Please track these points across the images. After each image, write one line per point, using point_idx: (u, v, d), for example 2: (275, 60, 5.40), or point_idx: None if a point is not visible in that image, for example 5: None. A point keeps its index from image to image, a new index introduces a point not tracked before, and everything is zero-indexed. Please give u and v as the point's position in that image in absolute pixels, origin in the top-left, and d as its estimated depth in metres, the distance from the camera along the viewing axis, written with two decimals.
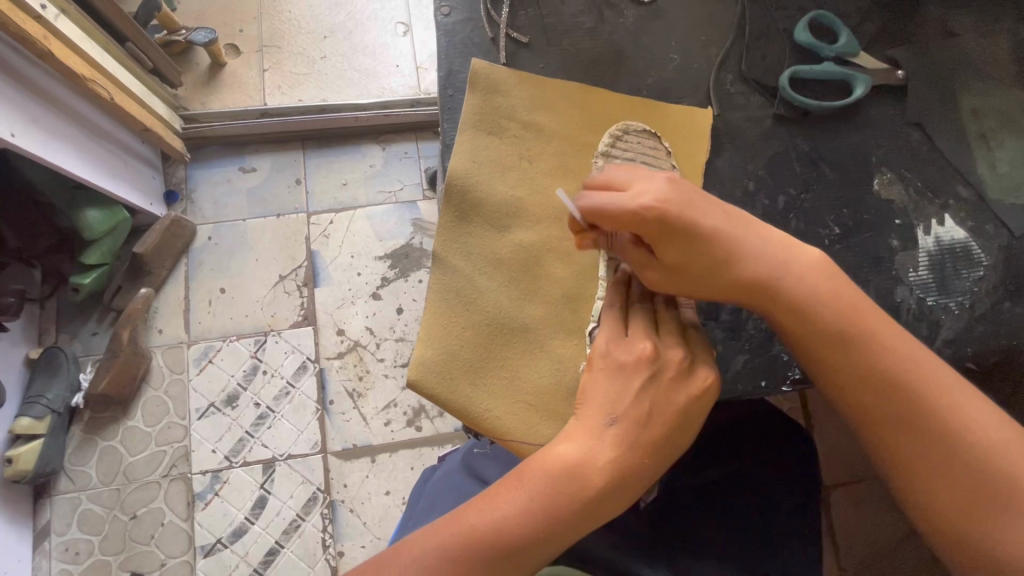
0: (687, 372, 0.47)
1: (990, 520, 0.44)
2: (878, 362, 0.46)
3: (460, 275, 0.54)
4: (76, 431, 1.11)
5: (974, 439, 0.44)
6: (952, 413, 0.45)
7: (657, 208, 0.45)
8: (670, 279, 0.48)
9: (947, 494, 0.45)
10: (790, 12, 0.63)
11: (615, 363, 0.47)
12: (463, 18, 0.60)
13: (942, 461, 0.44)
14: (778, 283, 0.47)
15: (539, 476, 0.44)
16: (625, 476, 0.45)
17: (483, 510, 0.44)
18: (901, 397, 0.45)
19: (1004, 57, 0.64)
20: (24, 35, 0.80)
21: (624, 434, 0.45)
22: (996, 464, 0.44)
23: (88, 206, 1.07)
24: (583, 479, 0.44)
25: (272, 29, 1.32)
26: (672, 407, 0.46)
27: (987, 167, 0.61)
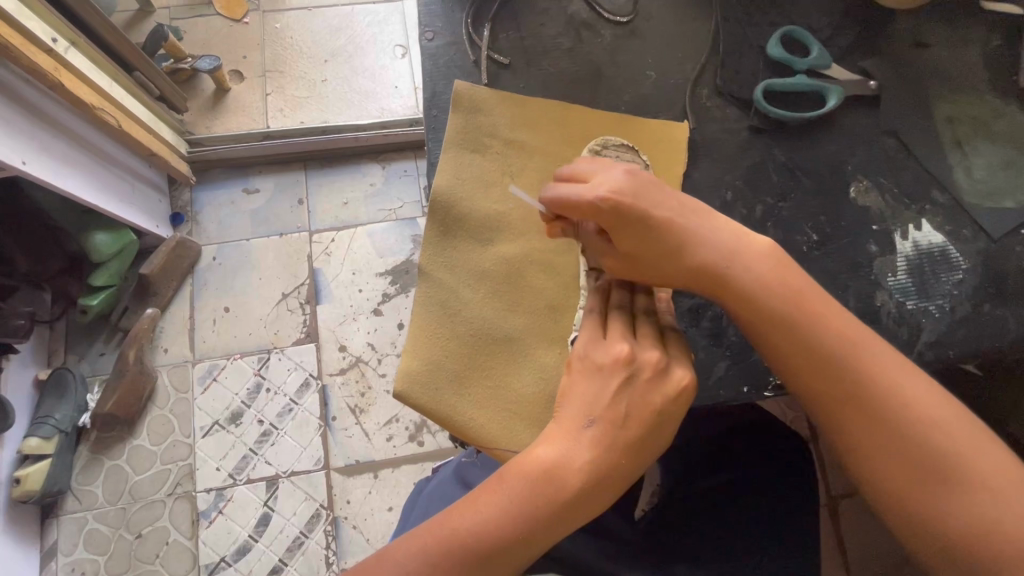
0: (663, 373, 0.47)
1: (956, 513, 0.44)
2: (844, 359, 0.46)
3: (445, 289, 0.55)
4: (84, 451, 1.13)
5: (943, 433, 0.45)
6: (921, 408, 0.45)
7: (611, 197, 0.47)
8: (627, 267, 0.50)
9: (916, 488, 0.45)
10: (763, 27, 0.65)
11: (592, 364, 0.48)
12: (446, 42, 0.63)
13: (912, 456, 0.45)
14: (726, 273, 0.49)
15: (518, 478, 0.46)
16: (601, 478, 0.45)
17: (466, 512, 0.46)
18: (867, 395, 0.46)
19: (977, 64, 0.66)
20: (35, 67, 0.84)
21: (601, 436, 0.46)
22: (963, 455, 0.45)
23: (96, 229, 1.10)
24: (560, 481, 0.45)
25: (275, 54, 1.36)
26: (649, 407, 0.46)
27: (964, 172, 0.62)
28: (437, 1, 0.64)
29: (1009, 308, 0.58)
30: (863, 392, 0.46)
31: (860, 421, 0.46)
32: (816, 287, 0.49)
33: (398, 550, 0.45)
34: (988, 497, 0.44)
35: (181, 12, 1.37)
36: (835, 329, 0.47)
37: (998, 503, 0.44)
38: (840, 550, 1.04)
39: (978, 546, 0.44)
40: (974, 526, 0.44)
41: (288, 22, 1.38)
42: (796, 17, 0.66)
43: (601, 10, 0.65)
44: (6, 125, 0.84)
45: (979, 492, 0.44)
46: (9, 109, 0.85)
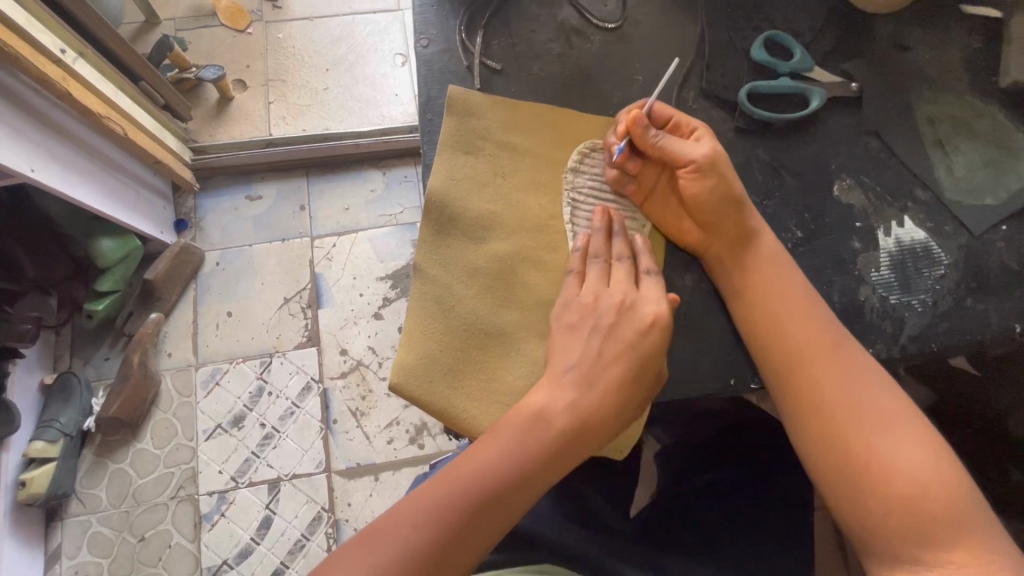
0: (628, 311, 0.54)
1: (898, 465, 0.48)
2: (789, 314, 0.54)
3: (440, 286, 0.57)
4: (88, 455, 1.15)
5: (874, 386, 0.51)
6: (854, 364, 0.52)
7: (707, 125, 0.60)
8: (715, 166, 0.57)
9: (858, 440, 0.49)
10: (747, 32, 0.67)
11: (568, 317, 0.55)
12: (440, 48, 0.65)
13: (852, 407, 0.50)
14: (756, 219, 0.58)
15: (512, 424, 0.50)
16: (586, 416, 0.51)
17: (466, 463, 0.49)
18: (812, 351, 0.53)
19: (958, 66, 0.67)
20: (45, 77, 0.87)
21: (583, 379, 0.52)
22: (893, 410, 0.50)
23: (102, 235, 1.12)
24: (551, 422, 0.50)
25: (278, 63, 1.39)
26: (621, 342, 0.53)
27: (945, 170, 0.64)
28: (432, 10, 0.67)
29: (990, 302, 0.59)
30: (807, 347, 0.53)
31: (807, 375, 0.52)
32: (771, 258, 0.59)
33: (402, 506, 0.48)
34: (922, 449, 0.48)
35: (187, 23, 1.40)
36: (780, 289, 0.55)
37: (933, 455, 0.48)
38: (841, 552, 1.04)
39: (925, 499, 0.46)
40: (917, 478, 0.47)
41: (290, 32, 1.42)
42: (779, 21, 0.68)
43: (590, 17, 0.68)
44: (15, 133, 0.87)
45: (914, 444, 0.48)
46: (18, 117, 0.88)
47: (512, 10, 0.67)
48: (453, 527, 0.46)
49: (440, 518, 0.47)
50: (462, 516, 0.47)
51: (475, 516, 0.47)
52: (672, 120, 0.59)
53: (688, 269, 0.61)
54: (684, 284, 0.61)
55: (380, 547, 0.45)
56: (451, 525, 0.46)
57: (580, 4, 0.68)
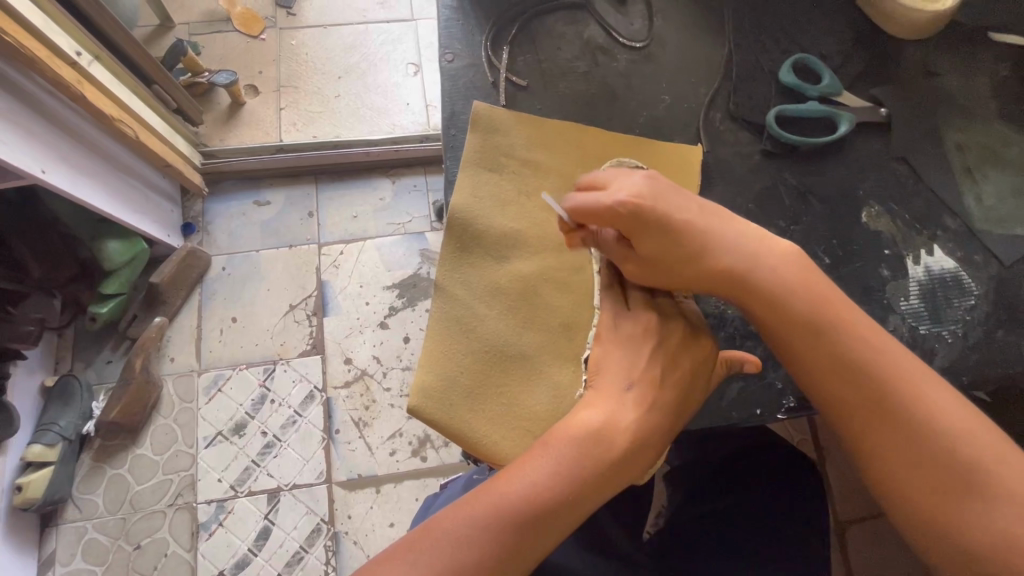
0: (692, 339, 0.52)
1: (967, 519, 0.45)
2: (859, 358, 0.47)
3: (460, 304, 0.56)
4: (86, 459, 1.13)
5: (962, 436, 0.45)
6: (938, 409, 0.46)
7: (630, 202, 0.49)
8: (648, 271, 0.51)
9: (928, 493, 0.45)
10: (775, 54, 0.67)
11: (624, 334, 0.52)
12: (465, 63, 0.65)
13: (932, 464, 0.45)
14: (749, 275, 0.50)
15: (563, 443, 0.47)
16: (645, 436, 0.48)
17: (513, 480, 0.46)
18: (880, 387, 0.47)
19: (985, 94, 0.67)
20: (59, 79, 0.87)
21: (642, 396, 0.49)
22: (982, 463, 0.45)
23: (109, 237, 1.12)
24: (608, 442, 0.47)
25: (290, 70, 1.39)
26: (682, 370, 0.50)
27: (974, 199, 0.63)
28: (457, 25, 0.66)
29: (1021, 334, 0.58)
30: (880, 398, 0.47)
31: (878, 427, 0.47)
32: (834, 290, 0.50)
33: (447, 522, 0.45)
34: (1004, 506, 0.44)
35: (200, 28, 1.40)
36: (844, 325, 0.48)
37: (1015, 513, 0.44)
38: None
39: (988, 554, 0.44)
40: (984, 534, 0.44)
41: (304, 39, 1.42)
42: (807, 44, 0.67)
43: (617, 35, 0.67)
44: (27, 134, 0.86)
45: (994, 499, 0.44)
46: (31, 119, 0.87)
47: (538, 26, 0.67)
48: (503, 545, 0.44)
49: (486, 533, 0.44)
50: (510, 535, 0.44)
51: (523, 538, 0.44)
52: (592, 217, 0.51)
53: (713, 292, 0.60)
54: (709, 307, 0.59)
55: (420, 560, 0.43)
56: (499, 543, 0.44)
57: (607, 22, 0.68)
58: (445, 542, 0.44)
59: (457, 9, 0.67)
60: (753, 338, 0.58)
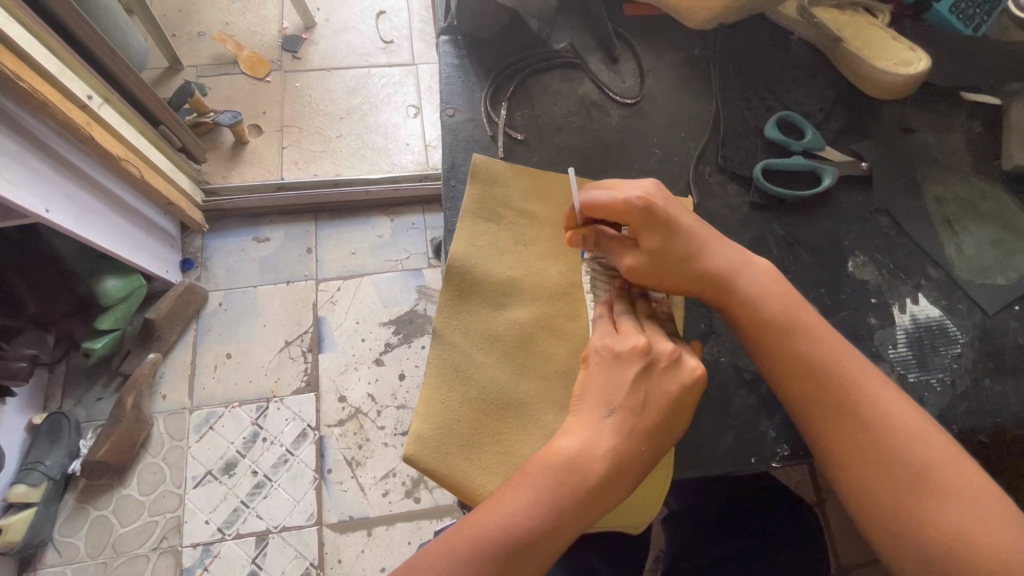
0: (677, 362, 0.50)
1: (926, 520, 0.47)
2: (823, 372, 0.51)
3: (457, 351, 0.56)
4: (70, 499, 1.10)
5: (914, 440, 0.49)
6: (896, 416, 0.49)
7: (644, 199, 0.53)
8: (648, 264, 0.54)
9: (891, 500, 0.48)
10: (760, 111, 0.70)
11: (610, 355, 0.51)
12: (465, 117, 0.68)
13: (890, 471, 0.48)
14: (728, 276, 0.55)
15: (540, 472, 0.47)
16: (624, 464, 0.47)
17: (494, 512, 0.46)
18: (839, 396, 0.50)
19: (960, 149, 0.70)
20: (70, 122, 0.90)
21: (621, 424, 0.48)
22: (936, 468, 0.48)
23: (108, 274, 1.13)
24: (584, 469, 0.47)
25: (294, 111, 1.43)
26: (666, 395, 0.49)
27: (955, 250, 0.65)
28: (459, 81, 0.70)
29: (1007, 383, 0.59)
30: (845, 409, 0.50)
31: (842, 439, 0.50)
32: (802, 304, 0.55)
33: (432, 559, 0.46)
34: (958, 506, 0.47)
35: (208, 70, 1.46)
36: (809, 335, 0.52)
37: (969, 514, 0.47)
38: None
39: (943, 555, 0.47)
40: (941, 535, 0.47)
41: (308, 81, 1.47)
42: (790, 102, 0.71)
43: (610, 92, 0.71)
44: (35, 175, 0.89)
45: (948, 499, 0.47)
46: (39, 160, 0.90)
47: (535, 83, 0.70)
48: None
49: (470, 566, 0.45)
50: (494, 569, 0.45)
51: (506, 570, 0.45)
52: (608, 207, 0.54)
53: (707, 340, 0.61)
54: (703, 355, 0.60)
55: None
56: None
57: (601, 80, 0.71)
58: None
59: (458, 66, 0.70)
60: (747, 387, 0.59)
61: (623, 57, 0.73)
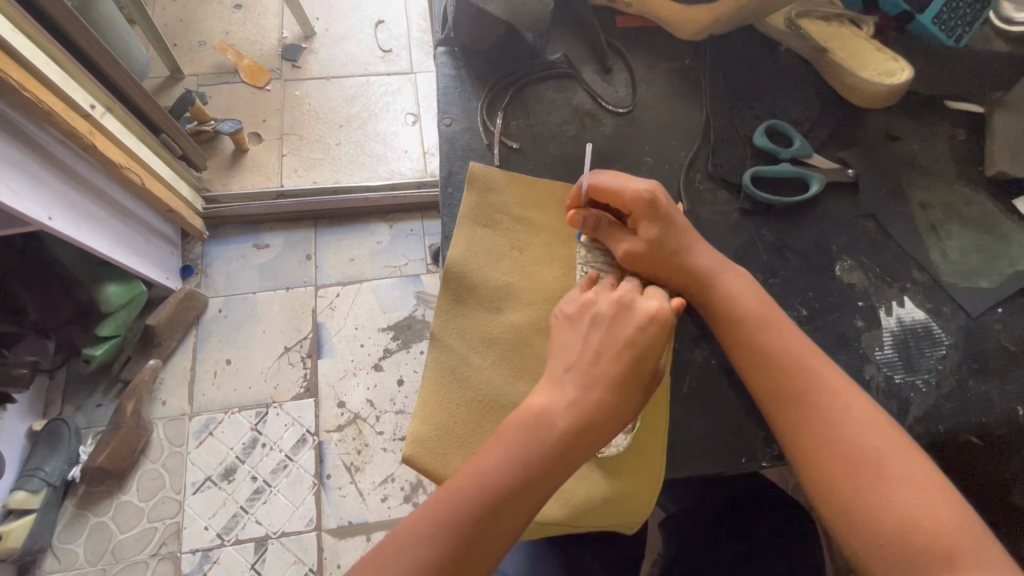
0: (629, 308, 0.53)
1: (883, 502, 0.48)
2: (771, 335, 0.54)
3: (455, 356, 0.58)
4: (69, 506, 1.11)
5: (871, 425, 0.50)
6: (852, 399, 0.52)
7: (650, 191, 0.58)
8: (648, 251, 0.57)
9: (849, 481, 0.49)
10: (749, 120, 0.72)
11: (566, 317, 0.55)
12: (461, 127, 0.70)
13: (847, 450, 0.50)
14: (719, 277, 0.57)
15: (510, 429, 0.49)
16: (587, 408, 0.49)
17: (469, 470, 0.48)
18: (791, 360, 0.53)
19: (944, 156, 0.72)
20: (73, 131, 0.92)
21: (582, 375, 0.51)
22: (890, 450, 0.49)
23: (108, 280, 1.14)
24: (548, 421, 0.49)
25: (294, 119, 1.45)
26: (620, 338, 0.51)
27: (940, 254, 0.67)
28: (455, 91, 0.72)
29: (991, 383, 0.61)
30: (805, 396, 0.52)
31: (802, 415, 0.52)
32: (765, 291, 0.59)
33: (410, 520, 0.46)
34: (913, 491, 0.47)
35: (209, 79, 1.48)
36: (762, 305, 0.56)
37: (922, 498, 0.47)
38: None
39: (900, 540, 0.47)
40: (896, 519, 0.47)
41: (308, 90, 1.49)
42: (779, 111, 0.73)
43: (603, 102, 0.72)
44: (36, 182, 0.90)
45: (901, 479, 0.48)
46: (42, 168, 0.91)
47: (530, 93, 0.72)
48: (460, 532, 0.45)
49: (445, 526, 0.45)
50: (465, 521, 0.45)
51: (479, 522, 0.45)
52: (615, 194, 0.58)
53: (698, 343, 0.62)
54: (694, 358, 0.62)
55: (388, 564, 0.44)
56: (456, 530, 0.45)
57: (594, 90, 0.73)
58: (410, 539, 0.45)
59: (455, 76, 0.72)
60: (737, 388, 0.60)
61: (616, 67, 0.75)
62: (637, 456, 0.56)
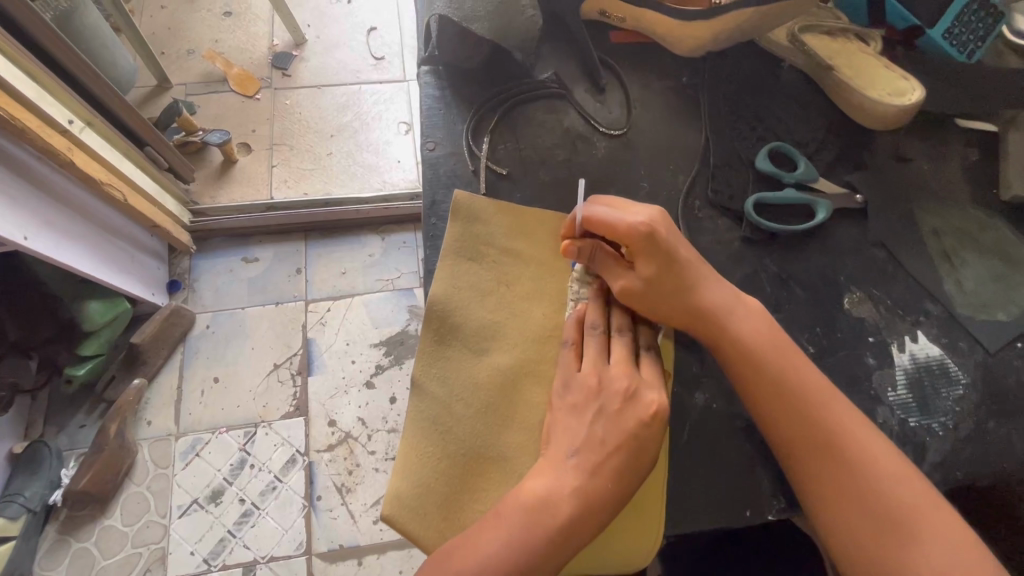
0: (633, 398, 0.49)
1: (918, 566, 0.44)
2: (796, 390, 0.50)
3: (438, 402, 0.54)
4: (51, 532, 1.07)
5: (900, 480, 0.47)
6: (880, 452, 0.48)
7: (648, 225, 0.53)
8: (644, 292, 0.53)
9: (879, 542, 0.45)
10: (751, 142, 0.68)
11: (569, 402, 0.51)
12: (446, 152, 0.66)
13: (877, 509, 0.46)
14: (725, 317, 0.53)
15: (512, 512, 0.45)
16: (592, 502, 0.45)
17: (465, 556, 0.44)
18: (818, 417, 0.49)
19: (957, 178, 0.68)
20: (50, 148, 0.88)
21: (586, 462, 0.47)
22: (921, 508, 0.46)
23: (90, 298, 1.09)
24: (553, 507, 0.45)
25: (284, 129, 1.41)
26: (624, 433, 0.48)
27: (955, 284, 0.63)
28: (440, 113, 0.68)
29: (1013, 426, 0.57)
30: (832, 449, 0.48)
31: (827, 469, 0.48)
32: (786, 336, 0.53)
33: None
34: (948, 552, 0.44)
35: (196, 88, 1.44)
36: (785, 357, 0.51)
37: (958, 560, 0.44)
38: None
39: None
40: None
41: (298, 99, 1.45)
42: (782, 132, 0.69)
43: (596, 123, 0.68)
44: (14, 202, 0.86)
45: (934, 539, 0.45)
46: (19, 187, 0.87)
47: (519, 114, 0.68)
48: None
49: None
50: None
51: None
52: (610, 227, 0.54)
53: (699, 386, 0.58)
54: (695, 403, 0.57)
55: None
56: None
57: (586, 110, 0.69)
58: None
59: (439, 97, 0.68)
60: (740, 434, 0.56)
61: (610, 85, 0.71)
62: (630, 515, 0.52)
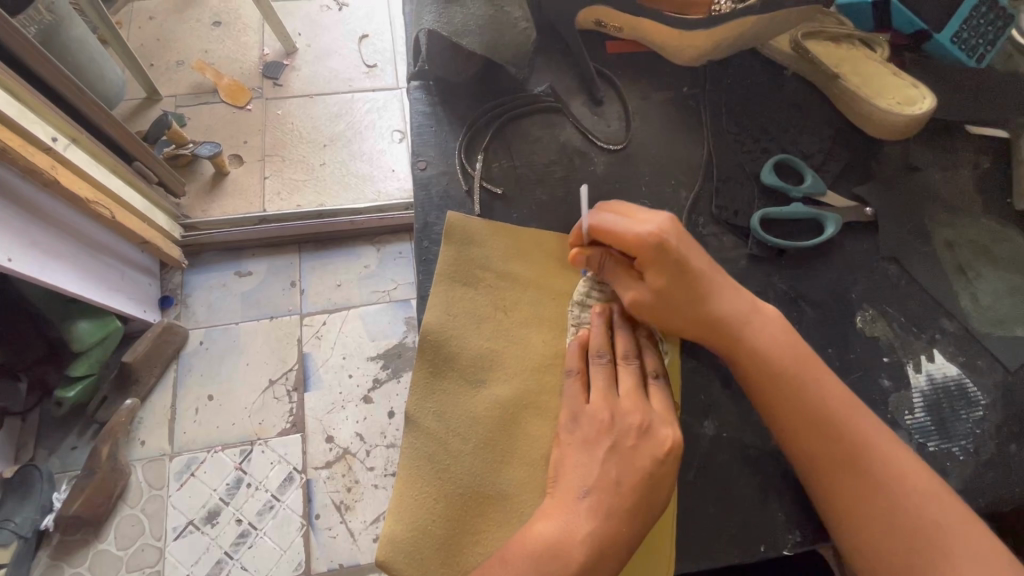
0: (646, 434, 0.47)
1: None
2: (823, 418, 0.47)
3: (434, 439, 0.51)
4: (43, 557, 1.03)
5: (938, 515, 0.43)
6: (915, 486, 0.44)
7: (657, 234, 0.50)
8: (653, 304, 0.51)
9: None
10: (756, 154, 0.65)
11: (581, 437, 0.48)
12: (438, 171, 0.63)
13: (910, 546, 0.43)
14: (740, 336, 0.50)
15: (519, 558, 0.42)
16: (605, 549, 0.43)
17: None
18: (846, 447, 0.46)
19: (969, 188, 0.66)
20: (33, 167, 0.84)
21: (598, 504, 0.44)
22: (960, 546, 0.42)
23: (79, 318, 1.05)
24: (565, 555, 0.42)
25: (276, 139, 1.38)
26: (639, 472, 0.45)
27: (971, 300, 0.60)
28: (431, 130, 0.65)
29: None
30: (861, 481, 0.45)
31: (854, 502, 0.45)
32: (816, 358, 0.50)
33: None
34: None
35: (187, 100, 1.41)
36: (812, 382, 0.48)
37: None
38: None
39: None
40: None
41: (290, 108, 1.42)
42: (788, 143, 0.66)
43: (594, 138, 0.66)
44: None
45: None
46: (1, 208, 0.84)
47: (514, 130, 0.66)
48: None
49: None
50: None
51: None
52: (618, 236, 0.51)
53: (708, 415, 0.55)
54: (704, 433, 0.55)
55: None
56: None
57: (583, 125, 0.67)
58: None
59: (430, 114, 0.66)
60: (752, 465, 0.54)
61: (607, 98, 0.69)
62: (640, 558, 0.49)
